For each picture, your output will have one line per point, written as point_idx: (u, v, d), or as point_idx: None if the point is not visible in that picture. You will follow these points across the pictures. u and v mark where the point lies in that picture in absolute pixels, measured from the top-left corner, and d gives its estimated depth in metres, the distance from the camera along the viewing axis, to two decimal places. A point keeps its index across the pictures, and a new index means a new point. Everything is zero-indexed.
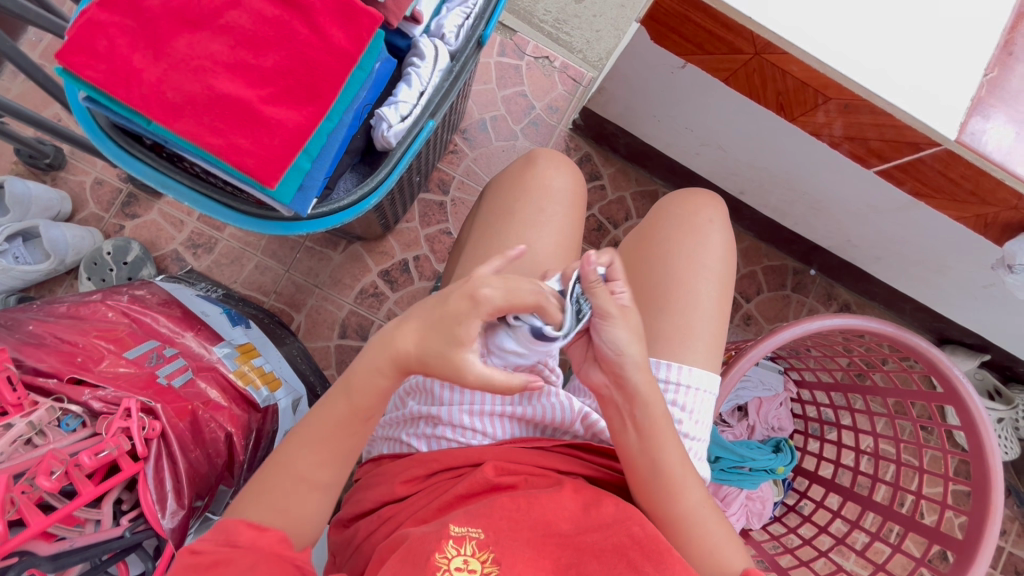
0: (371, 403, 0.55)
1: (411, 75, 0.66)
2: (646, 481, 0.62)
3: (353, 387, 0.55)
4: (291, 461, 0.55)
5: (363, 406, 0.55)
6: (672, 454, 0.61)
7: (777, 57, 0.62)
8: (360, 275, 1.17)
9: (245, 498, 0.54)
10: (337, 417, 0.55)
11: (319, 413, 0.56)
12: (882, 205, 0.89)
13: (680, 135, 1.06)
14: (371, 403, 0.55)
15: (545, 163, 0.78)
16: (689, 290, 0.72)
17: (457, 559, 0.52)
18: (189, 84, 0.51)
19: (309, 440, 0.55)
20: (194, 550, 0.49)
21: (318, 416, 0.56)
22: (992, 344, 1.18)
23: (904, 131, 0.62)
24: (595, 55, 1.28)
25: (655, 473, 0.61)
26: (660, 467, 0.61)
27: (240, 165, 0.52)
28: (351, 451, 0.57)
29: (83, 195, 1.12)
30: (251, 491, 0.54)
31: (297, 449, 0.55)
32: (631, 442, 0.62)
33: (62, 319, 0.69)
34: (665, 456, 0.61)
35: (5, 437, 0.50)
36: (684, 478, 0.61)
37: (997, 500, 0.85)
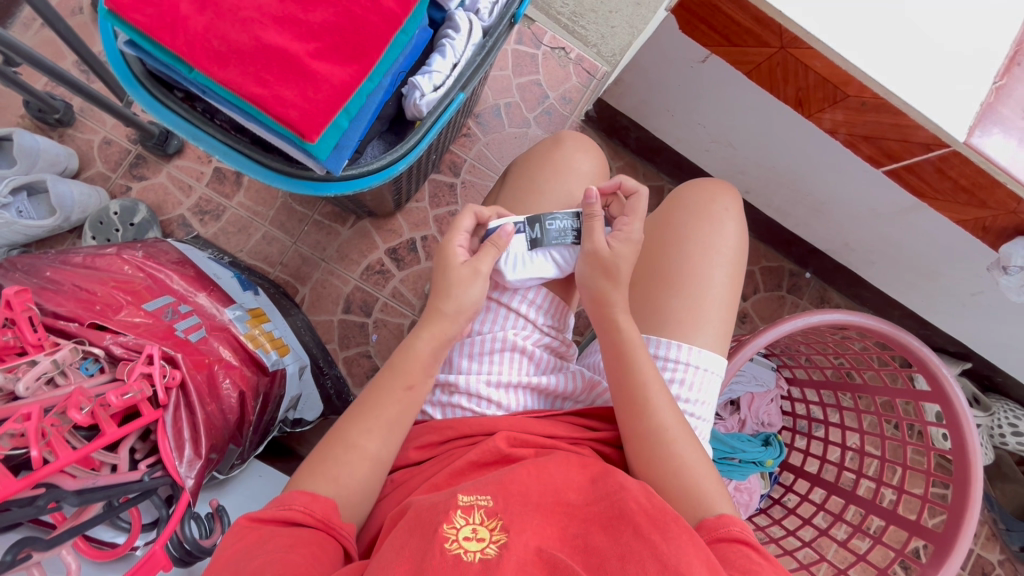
0: (416, 375, 0.63)
1: (446, 46, 0.67)
2: (643, 432, 0.63)
3: (401, 362, 0.63)
4: (348, 434, 0.59)
5: (410, 376, 0.62)
6: (669, 408, 0.64)
7: (802, 52, 0.64)
8: (366, 251, 1.17)
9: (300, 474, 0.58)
10: (385, 388, 0.62)
11: (370, 390, 0.63)
12: (884, 207, 0.92)
13: (692, 131, 1.08)
14: (413, 372, 0.63)
15: (573, 146, 0.81)
16: (703, 276, 0.74)
17: (465, 529, 0.51)
18: (236, 34, 0.52)
19: (363, 413, 0.61)
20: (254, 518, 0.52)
21: (368, 390, 0.63)
22: (974, 352, 1.23)
23: (915, 131, 0.65)
24: (609, 50, 1.30)
25: (653, 426, 0.63)
26: (658, 419, 0.63)
27: (283, 117, 0.52)
28: (399, 422, 0.61)
29: (90, 153, 1.10)
30: (308, 466, 0.58)
31: (351, 422, 0.60)
32: (630, 393, 0.64)
33: (78, 268, 0.68)
34: (662, 408, 0.63)
35: (30, 373, 0.50)
36: (680, 433, 0.63)
37: (976, 492, 0.89)
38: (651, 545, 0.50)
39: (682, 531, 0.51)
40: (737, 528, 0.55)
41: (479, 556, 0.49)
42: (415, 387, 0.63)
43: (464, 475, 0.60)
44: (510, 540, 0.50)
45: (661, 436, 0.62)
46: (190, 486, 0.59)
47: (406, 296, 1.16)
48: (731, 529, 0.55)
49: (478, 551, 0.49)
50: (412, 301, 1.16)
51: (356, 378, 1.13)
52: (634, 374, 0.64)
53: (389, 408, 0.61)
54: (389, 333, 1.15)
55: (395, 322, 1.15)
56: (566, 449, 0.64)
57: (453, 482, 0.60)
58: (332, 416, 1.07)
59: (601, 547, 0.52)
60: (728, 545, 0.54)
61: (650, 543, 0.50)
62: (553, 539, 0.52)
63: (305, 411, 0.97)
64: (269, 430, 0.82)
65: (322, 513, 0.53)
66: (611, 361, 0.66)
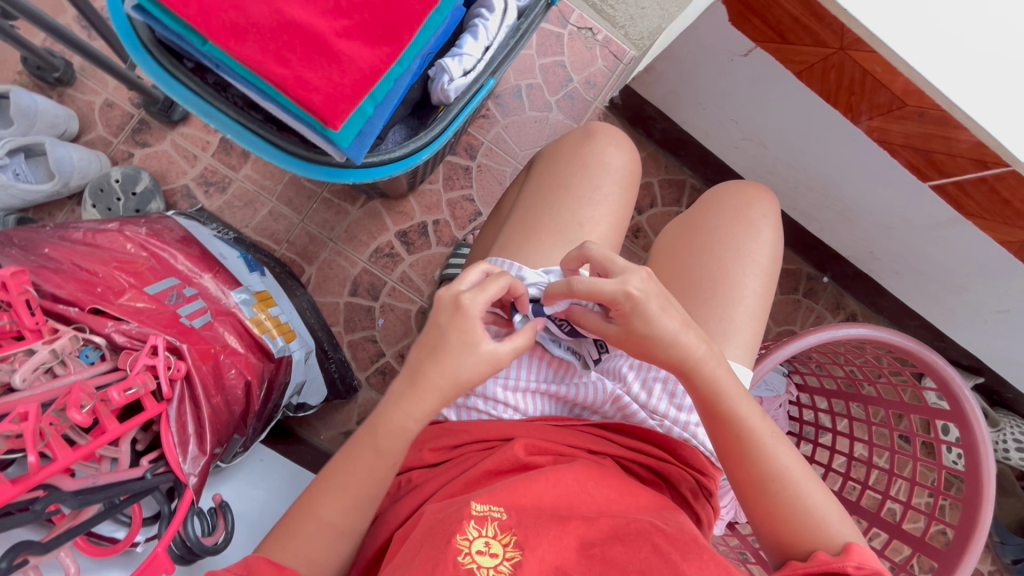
0: (393, 444, 0.54)
1: (478, 27, 0.62)
2: (750, 478, 0.58)
3: (379, 426, 0.54)
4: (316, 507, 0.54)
5: (390, 448, 0.54)
6: (779, 447, 0.58)
7: (862, 54, 0.60)
8: (376, 233, 1.13)
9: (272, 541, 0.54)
10: (364, 463, 0.54)
11: (340, 458, 0.56)
12: (919, 218, 0.89)
13: (723, 126, 1.03)
14: (397, 448, 0.54)
15: (603, 138, 0.76)
16: (736, 285, 0.71)
17: (478, 542, 0.49)
18: (255, 6, 0.48)
19: (336, 486, 0.54)
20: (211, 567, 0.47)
21: (339, 454, 0.56)
22: (988, 367, 1.21)
23: (974, 146, 0.61)
24: (638, 33, 1.23)
25: (763, 470, 0.57)
26: (768, 463, 0.57)
27: (304, 101, 0.48)
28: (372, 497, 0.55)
29: (91, 115, 1.05)
30: (277, 536, 0.54)
31: (320, 494, 0.54)
32: (729, 439, 0.58)
33: (78, 245, 0.64)
34: (771, 449, 0.58)
35: (27, 364, 0.47)
36: (797, 472, 0.58)
37: (986, 515, 0.88)
38: (671, 565, 0.49)
39: (702, 554, 0.50)
40: (855, 565, 0.51)
41: (492, 574, 0.47)
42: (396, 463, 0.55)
43: (479, 483, 0.58)
44: (525, 558, 0.48)
45: (774, 481, 0.57)
46: (194, 483, 0.56)
47: (415, 281, 1.13)
48: (846, 565, 0.51)
49: (492, 568, 0.47)
50: (421, 287, 1.13)
51: (360, 362, 1.10)
52: (736, 421, 0.58)
53: (362, 477, 0.54)
54: (395, 318, 1.12)
55: (402, 307, 1.12)
56: (584, 458, 0.62)
57: (468, 489, 0.57)
58: (335, 401, 1.05)
59: (617, 560, 0.49)
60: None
61: (669, 560, 0.49)
62: (569, 551, 0.50)
63: (308, 396, 0.95)
64: (272, 418, 0.80)
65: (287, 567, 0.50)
66: (702, 407, 0.59)
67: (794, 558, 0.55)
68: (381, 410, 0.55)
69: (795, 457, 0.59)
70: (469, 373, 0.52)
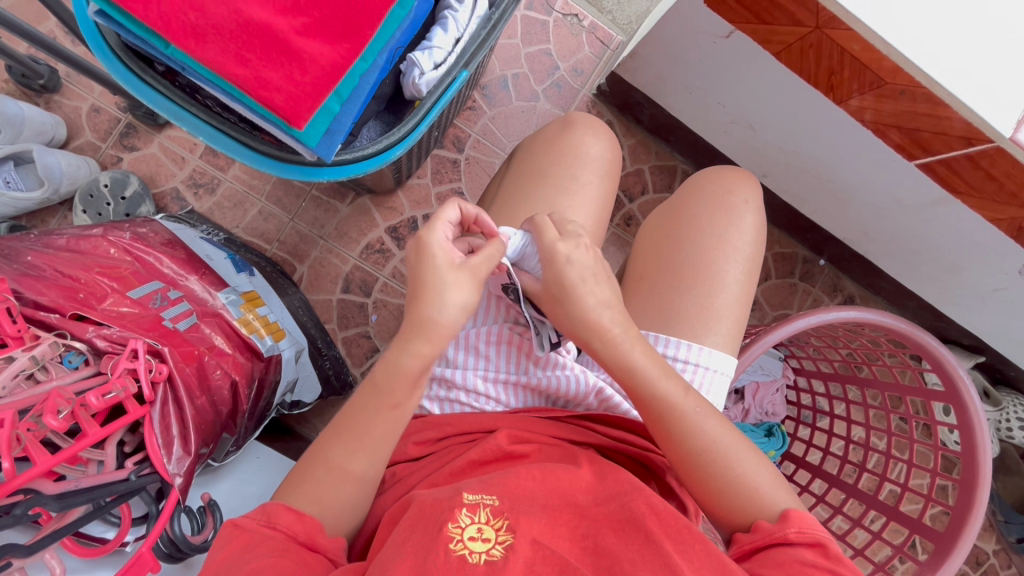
0: (400, 393, 0.55)
1: (447, 19, 0.62)
2: (682, 458, 0.57)
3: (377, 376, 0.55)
4: (325, 450, 0.55)
5: (389, 393, 0.55)
6: (709, 423, 0.58)
7: (838, 32, 0.59)
8: (366, 230, 1.13)
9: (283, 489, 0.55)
10: (368, 408, 0.55)
11: (351, 407, 0.56)
12: (911, 198, 0.87)
13: (710, 110, 1.02)
14: (399, 390, 0.55)
15: (581, 128, 0.76)
16: (718, 272, 0.71)
17: (471, 528, 0.48)
18: (214, 6, 0.47)
19: (345, 432, 0.55)
20: (238, 523, 0.50)
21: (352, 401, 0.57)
22: (989, 346, 1.19)
23: (955, 123, 0.59)
24: (625, 18, 1.21)
25: (695, 449, 0.57)
26: (699, 440, 0.57)
27: (267, 101, 0.48)
28: (384, 441, 0.56)
29: (79, 121, 1.06)
30: (290, 481, 0.55)
31: (332, 438, 0.55)
32: (655, 421, 0.58)
33: (62, 251, 0.65)
34: (700, 426, 0.57)
35: (7, 370, 0.47)
36: (730, 443, 0.57)
37: (982, 496, 0.87)
38: (662, 555, 0.48)
39: (695, 544, 0.50)
40: (797, 531, 0.52)
41: (484, 559, 0.46)
42: (401, 404, 0.56)
43: (464, 473, 0.58)
44: (517, 541, 0.47)
45: (707, 458, 0.57)
46: (180, 483, 0.58)
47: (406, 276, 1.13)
48: (789, 533, 0.52)
49: (483, 553, 0.46)
50: None
51: (355, 359, 1.11)
52: (660, 401, 0.58)
53: (365, 421, 0.55)
54: (389, 314, 1.12)
55: (395, 303, 1.13)
56: (566, 448, 0.62)
57: (452, 480, 0.57)
58: (331, 398, 1.06)
59: (613, 549, 0.49)
60: (782, 549, 0.52)
61: (660, 551, 0.48)
62: (563, 540, 0.50)
63: (303, 393, 0.95)
64: (265, 416, 0.81)
65: (306, 534, 0.51)
66: (625, 389, 0.60)
67: (740, 529, 0.56)
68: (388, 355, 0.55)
69: (728, 425, 0.59)
70: (464, 303, 0.54)
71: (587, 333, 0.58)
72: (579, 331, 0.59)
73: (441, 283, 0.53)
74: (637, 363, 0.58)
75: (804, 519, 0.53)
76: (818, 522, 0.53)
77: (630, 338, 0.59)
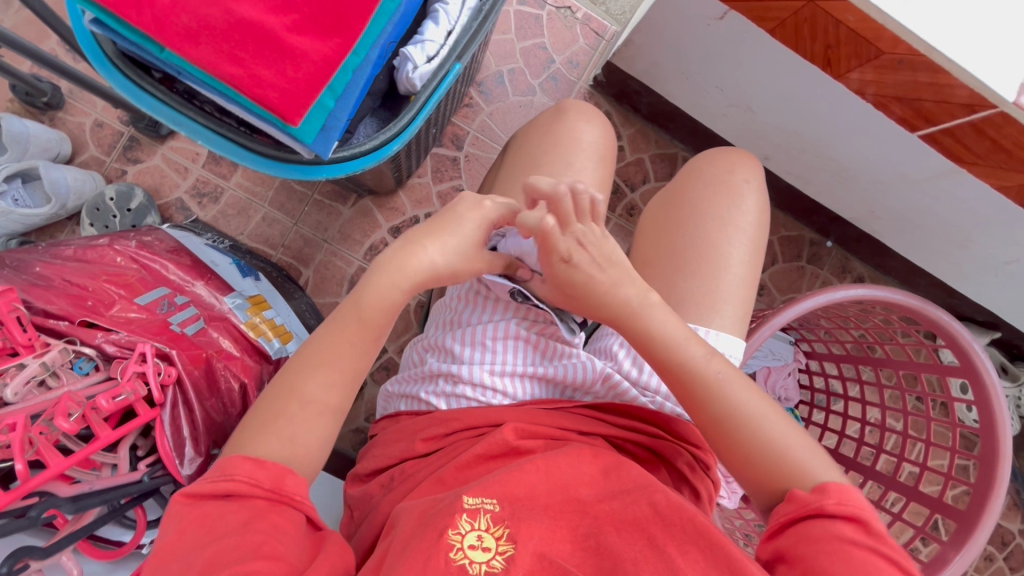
0: (373, 315, 0.56)
1: (439, 13, 0.62)
2: (722, 427, 0.57)
3: (358, 298, 0.56)
4: (297, 384, 0.54)
5: (367, 321, 0.56)
6: (739, 394, 0.57)
7: (833, 5, 0.58)
8: (369, 231, 1.14)
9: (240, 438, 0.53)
10: (345, 339, 0.56)
11: (323, 333, 0.57)
12: (916, 172, 0.86)
13: (708, 94, 1.02)
14: (377, 319, 0.57)
15: (575, 115, 0.76)
16: (720, 254, 0.71)
17: (471, 536, 0.49)
18: (206, 8, 0.48)
19: (315, 361, 0.55)
20: (190, 497, 0.47)
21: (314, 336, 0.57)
22: (1004, 322, 1.17)
23: (955, 91, 0.59)
24: (619, 8, 1.21)
25: (733, 414, 0.57)
26: (738, 407, 0.57)
27: (262, 99, 0.49)
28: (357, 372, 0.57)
29: (83, 136, 1.07)
30: (251, 428, 0.52)
31: (297, 365, 0.55)
32: (689, 390, 0.58)
33: (70, 261, 0.66)
34: (740, 395, 0.57)
35: (18, 378, 0.48)
36: (770, 416, 0.56)
37: (1005, 471, 0.85)
38: (664, 557, 0.49)
39: (697, 540, 0.50)
40: (836, 503, 0.49)
41: (484, 569, 0.47)
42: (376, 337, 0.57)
43: (471, 469, 0.58)
44: (517, 552, 0.48)
45: (745, 426, 0.56)
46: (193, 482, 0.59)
47: None
48: (826, 504, 0.49)
49: (484, 563, 0.48)
50: None
51: None
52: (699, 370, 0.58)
53: (337, 349, 0.56)
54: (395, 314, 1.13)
55: None
56: (574, 440, 0.62)
57: (459, 476, 0.57)
58: None
59: (615, 548, 0.49)
60: (818, 520, 0.49)
61: (664, 555, 0.49)
62: (565, 544, 0.50)
63: None
64: None
65: (272, 482, 0.49)
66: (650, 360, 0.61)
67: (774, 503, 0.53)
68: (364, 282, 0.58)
69: (769, 399, 0.58)
70: (440, 253, 0.59)
71: (621, 308, 0.60)
72: (619, 311, 0.61)
73: (442, 227, 0.60)
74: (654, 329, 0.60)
75: (844, 491, 0.50)
76: (859, 495, 0.50)
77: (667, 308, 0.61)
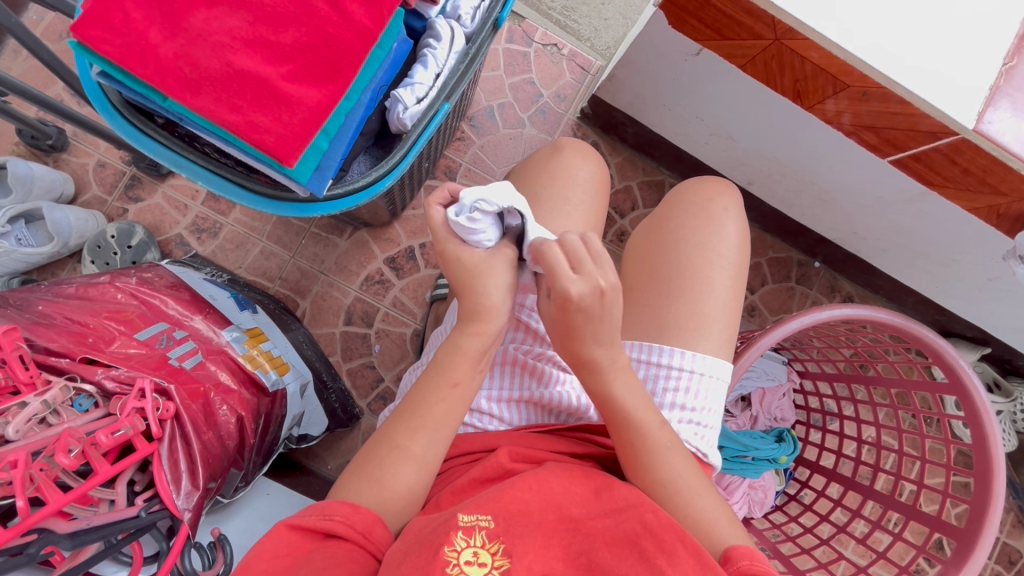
0: (461, 372, 0.58)
1: (427, 57, 0.65)
2: (652, 485, 0.60)
3: (444, 360, 0.59)
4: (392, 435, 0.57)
5: (455, 373, 0.58)
6: (652, 422, 0.60)
7: (797, 42, 0.62)
8: (365, 262, 1.16)
9: (341, 482, 0.56)
10: (429, 388, 0.58)
11: (412, 392, 0.59)
12: (892, 195, 0.89)
13: (690, 124, 1.06)
14: (460, 368, 0.58)
15: (571, 153, 0.79)
16: (704, 279, 0.73)
17: (467, 551, 0.47)
18: (207, 60, 0.51)
19: (409, 413, 0.57)
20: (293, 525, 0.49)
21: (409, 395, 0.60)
22: (993, 337, 1.18)
23: (918, 120, 0.62)
24: (603, 44, 1.27)
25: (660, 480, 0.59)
26: (666, 474, 0.59)
27: (259, 143, 0.52)
28: (444, 422, 0.58)
29: (85, 176, 1.11)
30: (350, 475, 0.56)
31: (395, 421, 0.57)
32: (614, 414, 0.60)
33: (71, 299, 0.68)
34: (664, 456, 0.60)
35: (20, 416, 0.50)
36: (695, 487, 0.60)
37: (999, 487, 0.82)
38: (655, 569, 0.47)
39: (686, 553, 0.49)
40: (748, 562, 0.52)
41: None
42: (461, 383, 0.58)
43: (465, 493, 0.58)
44: (513, 566, 0.47)
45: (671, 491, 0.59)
46: (188, 518, 0.59)
47: (407, 304, 1.15)
48: (740, 564, 0.52)
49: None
50: (414, 310, 1.15)
51: (361, 390, 1.12)
52: (634, 429, 0.60)
53: (428, 404, 0.57)
54: (391, 343, 1.14)
55: (397, 331, 1.14)
56: (567, 461, 0.62)
57: (455, 500, 0.57)
58: (339, 429, 1.05)
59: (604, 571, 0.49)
60: None
61: (655, 567, 0.47)
62: (557, 561, 0.49)
63: (309, 426, 0.95)
64: (272, 451, 0.82)
65: (317, 510, 0.51)
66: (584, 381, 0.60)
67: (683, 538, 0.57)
68: (450, 342, 0.59)
69: (698, 475, 0.61)
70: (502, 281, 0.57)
71: (579, 360, 0.58)
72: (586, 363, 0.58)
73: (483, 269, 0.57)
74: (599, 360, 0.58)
75: (753, 552, 0.54)
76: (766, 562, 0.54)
77: (616, 369, 0.59)
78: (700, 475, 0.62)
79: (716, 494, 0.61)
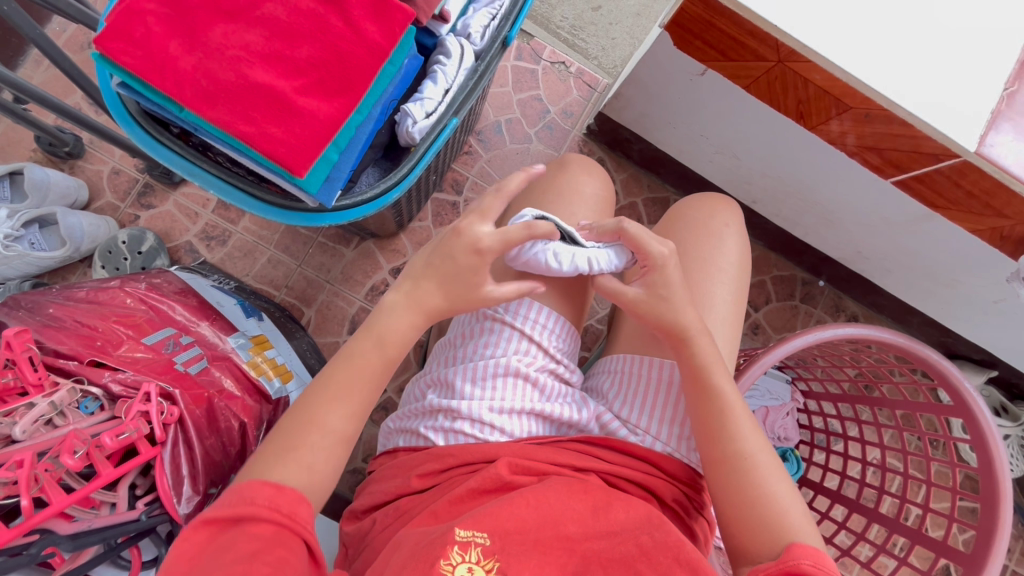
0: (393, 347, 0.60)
1: (437, 73, 0.67)
2: (723, 456, 0.60)
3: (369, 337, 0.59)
4: (315, 415, 0.55)
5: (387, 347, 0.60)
6: (729, 391, 0.63)
7: (801, 65, 0.64)
8: (370, 272, 1.17)
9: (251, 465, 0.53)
10: (356, 364, 0.58)
11: (331, 369, 0.58)
12: (896, 215, 0.89)
13: (695, 143, 1.07)
14: (392, 343, 0.60)
15: (577, 168, 0.80)
16: (704, 293, 0.74)
17: (462, 567, 0.49)
18: (224, 73, 0.53)
19: (329, 391, 0.56)
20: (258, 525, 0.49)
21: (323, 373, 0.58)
22: (1001, 360, 1.17)
23: (922, 141, 0.63)
24: (610, 62, 1.29)
25: (732, 451, 0.59)
26: (740, 445, 0.59)
27: (271, 153, 0.53)
28: (363, 396, 0.58)
29: (99, 183, 1.13)
30: (262, 456, 0.53)
31: (313, 399, 0.56)
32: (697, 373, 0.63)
33: (81, 303, 0.69)
34: (740, 429, 0.60)
35: (27, 416, 0.50)
36: (768, 470, 0.58)
37: (1006, 513, 0.81)
38: None
39: None
40: (811, 563, 0.50)
41: None
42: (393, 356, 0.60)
43: (463, 503, 0.58)
44: None
45: (742, 464, 0.59)
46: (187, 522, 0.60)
47: None
48: (801, 562, 0.50)
49: None
50: None
51: None
52: (713, 396, 0.62)
53: (350, 380, 0.57)
54: None
55: None
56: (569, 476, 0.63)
57: (453, 510, 0.58)
58: None
59: None
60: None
61: None
62: None
63: None
64: None
65: (240, 496, 0.48)
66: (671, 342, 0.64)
67: (742, 522, 0.56)
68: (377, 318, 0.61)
69: (771, 461, 0.60)
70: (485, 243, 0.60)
71: (672, 325, 0.64)
72: (672, 327, 0.63)
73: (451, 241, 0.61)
74: (685, 324, 0.63)
75: (819, 555, 0.51)
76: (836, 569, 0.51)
77: (704, 333, 0.64)
78: (775, 463, 0.60)
79: (791, 487, 0.59)
